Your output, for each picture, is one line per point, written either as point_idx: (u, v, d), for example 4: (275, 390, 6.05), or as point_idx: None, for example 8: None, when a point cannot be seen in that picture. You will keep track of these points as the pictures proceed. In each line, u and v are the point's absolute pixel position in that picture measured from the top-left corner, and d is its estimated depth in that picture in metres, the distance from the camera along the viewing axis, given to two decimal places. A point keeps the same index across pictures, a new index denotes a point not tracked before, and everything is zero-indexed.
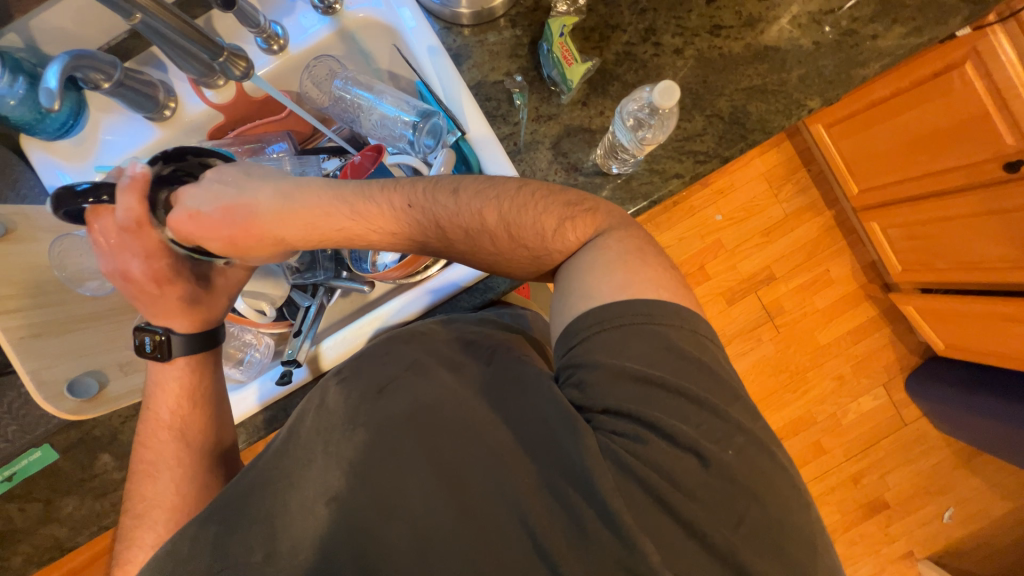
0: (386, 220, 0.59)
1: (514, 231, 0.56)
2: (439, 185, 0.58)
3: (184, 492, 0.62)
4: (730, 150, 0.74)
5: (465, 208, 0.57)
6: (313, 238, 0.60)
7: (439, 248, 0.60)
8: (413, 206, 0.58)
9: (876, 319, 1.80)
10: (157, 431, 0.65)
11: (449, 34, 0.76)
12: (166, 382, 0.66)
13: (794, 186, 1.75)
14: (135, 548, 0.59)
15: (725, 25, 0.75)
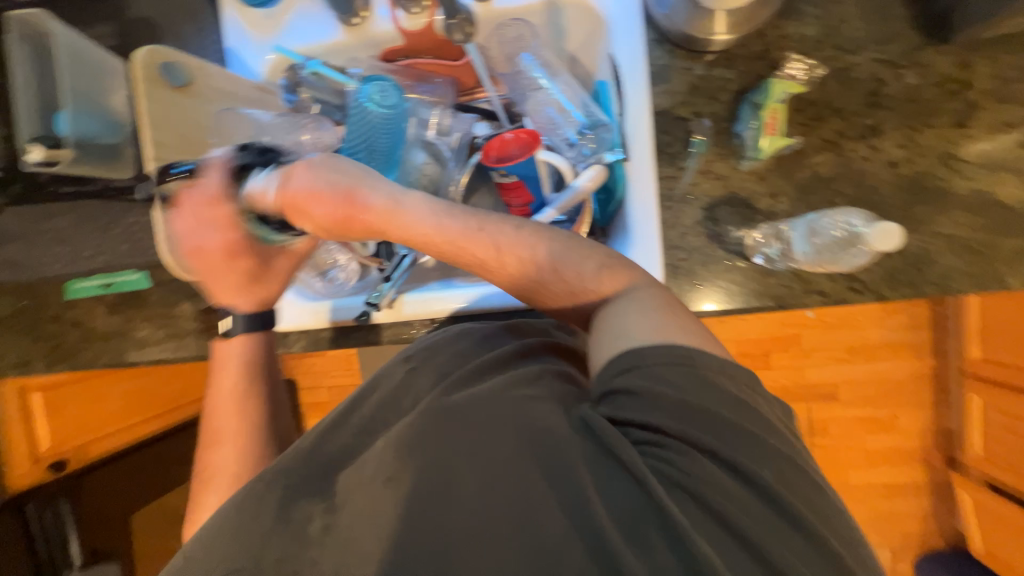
0: (474, 251, 0.57)
1: (559, 289, 0.57)
2: (516, 232, 0.57)
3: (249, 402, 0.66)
4: (893, 292, 0.66)
5: (527, 266, 0.57)
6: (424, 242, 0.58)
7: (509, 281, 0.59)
8: (483, 259, 0.57)
9: (920, 487, 1.65)
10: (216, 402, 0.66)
11: (657, 48, 0.70)
12: (228, 359, 0.68)
13: (907, 319, 1.58)
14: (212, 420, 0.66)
15: (962, 158, 0.65)
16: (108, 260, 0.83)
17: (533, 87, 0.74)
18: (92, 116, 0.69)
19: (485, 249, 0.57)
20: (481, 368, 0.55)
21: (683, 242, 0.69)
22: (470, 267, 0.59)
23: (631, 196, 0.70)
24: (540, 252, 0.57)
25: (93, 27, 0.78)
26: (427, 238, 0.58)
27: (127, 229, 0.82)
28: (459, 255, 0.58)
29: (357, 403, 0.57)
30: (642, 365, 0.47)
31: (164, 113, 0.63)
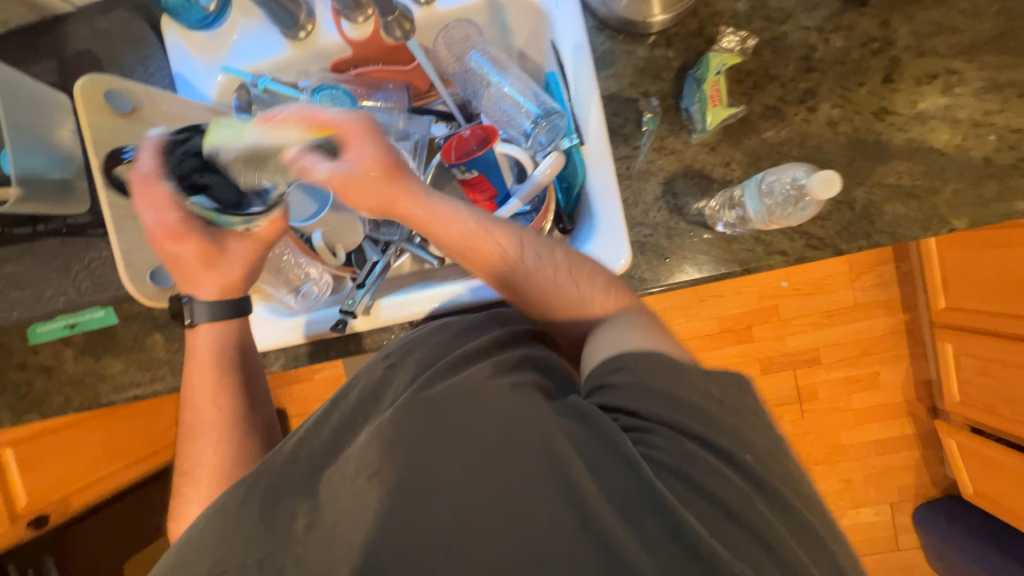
0: (485, 246, 0.61)
1: (568, 296, 0.61)
2: (532, 242, 0.62)
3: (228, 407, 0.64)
4: (848, 245, 0.69)
5: (542, 268, 0.61)
6: (442, 234, 0.62)
7: (514, 281, 0.61)
8: (504, 250, 0.61)
9: (909, 439, 1.70)
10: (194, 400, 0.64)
11: (599, 35, 0.73)
12: (200, 348, 0.66)
13: (875, 278, 1.63)
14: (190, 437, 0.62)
15: (894, 112, 0.68)
16: (71, 300, 0.81)
17: (484, 83, 0.76)
18: (39, 152, 0.68)
19: (510, 244, 0.61)
20: (465, 366, 0.55)
21: (646, 218, 0.71)
22: (487, 260, 0.62)
23: (591, 179, 0.72)
24: (558, 257, 0.62)
25: (34, 65, 0.77)
26: (455, 230, 0.61)
27: (88, 266, 0.80)
28: (469, 247, 0.62)
29: (336, 410, 0.55)
30: (631, 367, 0.51)
31: (112, 140, 0.63)
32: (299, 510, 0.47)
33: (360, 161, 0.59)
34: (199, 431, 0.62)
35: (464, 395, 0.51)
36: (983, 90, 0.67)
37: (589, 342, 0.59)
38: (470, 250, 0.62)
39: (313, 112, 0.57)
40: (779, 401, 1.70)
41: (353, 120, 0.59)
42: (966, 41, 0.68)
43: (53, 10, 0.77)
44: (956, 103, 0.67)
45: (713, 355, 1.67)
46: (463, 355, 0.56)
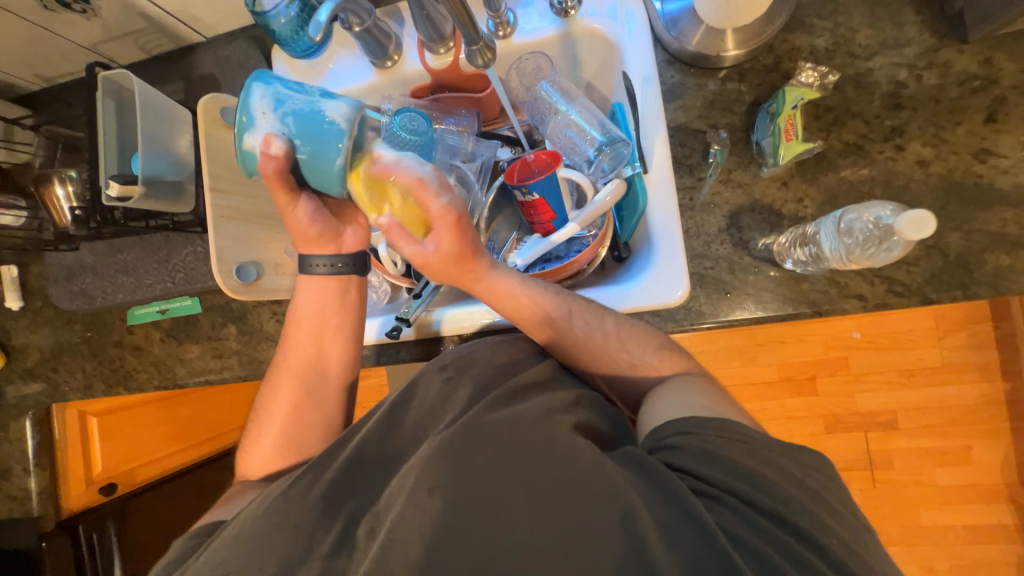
0: (546, 306, 0.63)
1: (619, 359, 0.62)
2: (591, 307, 0.64)
3: (309, 385, 0.69)
4: (939, 294, 0.62)
5: (593, 334, 0.62)
6: (504, 296, 0.64)
7: (571, 343, 0.62)
8: (552, 318, 0.63)
9: (1009, 529, 1.45)
10: (288, 369, 0.70)
11: (669, 68, 0.74)
12: (303, 319, 0.70)
13: (968, 338, 1.46)
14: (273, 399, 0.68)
15: (998, 153, 0.62)
16: (165, 288, 0.90)
17: (552, 112, 0.79)
18: (162, 158, 0.78)
19: (566, 309, 0.63)
20: (522, 391, 0.56)
21: (709, 250, 0.69)
22: (539, 329, 0.63)
23: (652, 208, 0.70)
24: (607, 323, 0.62)
25: (167, 87, 0.91)
26: (509, 298, 0.63)
27: (184, 259, 0.90)
28: (529, 308, 0.63)
29: (390, 405, 0.57)
30: (698, 432, 0.49)
31: (221, 150, 0.71)
32: None
33: (441, 250, 0.60)
34: (277, 384, 0.69)
35: (524, 417, 0.52)
36: None
37: (644, 406, 0.59)
38: (531, 311, 0.63)
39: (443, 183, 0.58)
40: (846, 465, 1.52)
41: (446, 214, 0.58)
42: None
43: (187, 40, 0.90)
44: None
45: (770, 405, 1.55)
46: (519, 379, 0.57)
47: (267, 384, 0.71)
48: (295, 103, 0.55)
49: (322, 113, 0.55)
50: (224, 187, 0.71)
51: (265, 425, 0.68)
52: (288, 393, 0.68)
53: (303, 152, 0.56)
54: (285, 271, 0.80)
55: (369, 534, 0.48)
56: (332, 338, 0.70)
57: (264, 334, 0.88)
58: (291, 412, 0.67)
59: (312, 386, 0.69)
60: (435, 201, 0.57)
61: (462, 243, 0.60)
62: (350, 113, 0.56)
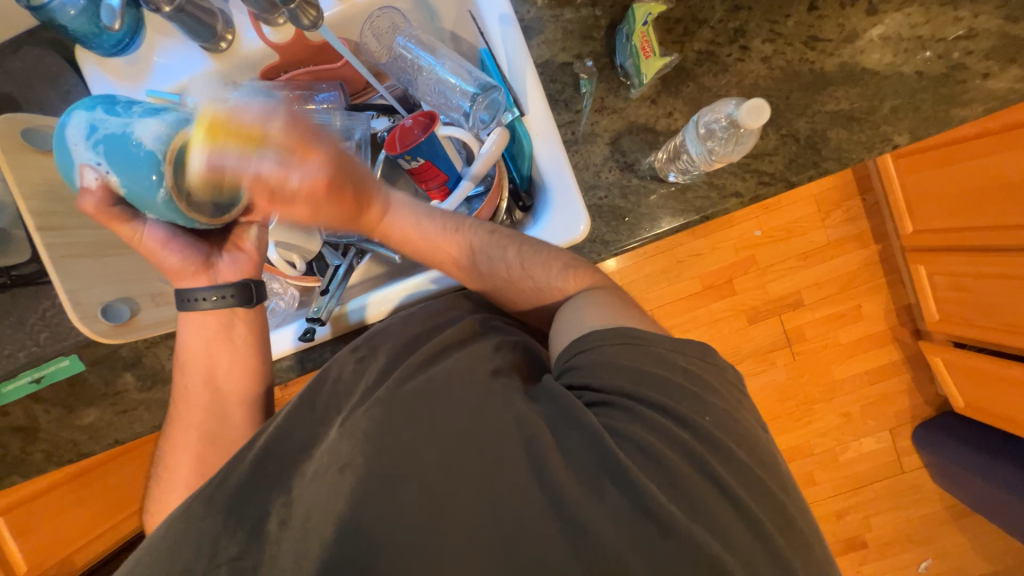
0: (448, 248, 0.63)
1: (527, 288, 0.61)
2: (492, 238, 0.62)
3: (206, 420, 0.63)
4: (798, 176, 0.69)
5: (497, 269, 0.61)
6: (406, 244, 0.64)
7: (479, 278, 0.63)
8: (457, 262, 0.63)
9: (897, 363, 1.74)
10: (188, 402, 0.64)
11: (524, 3, 0.72)
12: (195, 349, 0.64)
13: (844, 213, 1.66)
14: (172, 442, 0.62)
15: (823, 38, 0.69)
16: (32, 353, 0.78)
17: (417, 69, 0.75)
18: None
19: (463, 248, 0.62)
20: (435, 351, 0.55)
21: (599, 180, 0.71)
22: (450, 271, 0.64)
23: (539, 152, 0.70)
24: (510, 256, 0.61)
25: None
26: (412, 244, 0.64)
27: (43, 315, 0.77)
28: (432, 254, 0.64)
29: (297, 401, 0.54)
30: (597, 345, 0.50)
31: (36, 179, 0.60)
32: (281, 512, 0.47)
33: (314, 216, 0.55)
34: (176, 436, 0.62)
35: (440, 379, 0.51)
36: (906, 4, 0.68)
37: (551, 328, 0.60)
38: (434, 256, 0.64)
39: (310, 131, 0.50)
40: (769, 347, 1.72)
41: (310, 185, 0.50)
42: None
43: None
44: (883, 22, 0.68)
45: (699, 313, 1.69)
46: (430, 344, 0.56)
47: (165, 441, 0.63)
48: (105, 127, 0.48)
49: (131, 136, 0.48)
50: (57, 222, 0.61)
51: (162, 475, 0.61)
52: (191, 444, 0.61)
53: (118, 181, 0.50)
54: (168, 300, 0.72)
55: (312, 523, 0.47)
56: (227, 366, 0.65)
57: (169, 373, 0.80)
58: (199, 462, 0.60)
59: (215, 420, 0.63)
60: (285, 177, 0.49)
61: (337, 207, 0.55)
62: (157, 133, 0.48)
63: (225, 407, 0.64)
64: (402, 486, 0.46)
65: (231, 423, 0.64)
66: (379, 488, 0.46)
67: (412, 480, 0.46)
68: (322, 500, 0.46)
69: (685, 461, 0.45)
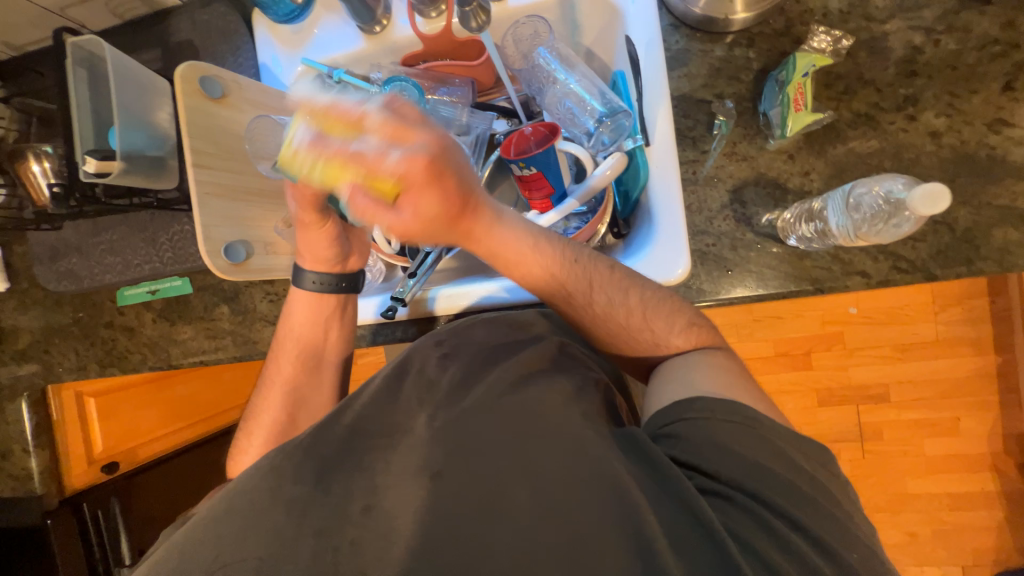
0: (569, 281, 0.59)
1: (641, 335, 0.59)
2: (613, 280, 0.59)
3: (291, 379, 0.73)
4: (944, 270, 0.61)
5: (614, 313, 0.59)
6: (519, 272, 0.58)
7: (592, 317, 0.60)
8: (572, 296, 0.59)
9: (991, 496, 1.50)
10: (279, 367, 0.73)
11: (674, 33, 0.69)
12: (290, 326, 0.73)
13: (963, 312, 1.46)
14: (266, 389, 0.74)
15: (1014, 123, 0.60)
16: (154, 268, 0.88)
17: (550, 81, 0.75)
18: (141, 131, 0.75)
19: (579, 287, 0.59)
20: (520, 371, 0.56)
21: (710, 227, 0.67)
22: (559, 302, 0.60)
23: (654, 182, 0.68)
24: (631, 299, 0.59)
25: (143, 54, 0.86)
26: (526, 269, 0.58)
27: (171, 238, 0.87)
28: (547, 286, 0.59)
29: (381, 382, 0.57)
30: (701, 416, 0.49)
31: (202, 123, 0.67)
32: (338, 479, 0.49)
33: (420, 215, 0.48)
34: (269, 390, 0.74)
35: (524, 401, 0.52)
36: None
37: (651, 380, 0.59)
38: (547, 289, 0.59)
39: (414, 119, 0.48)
40: (837, 437, 1.56)
41: (410, 164, 0.45)
42: None
43: (161, 3, 0.85)
44: None
45: (765, 380, 1.57)
46: (512, 364, 0.57)
47: (259, 394, 0.75)
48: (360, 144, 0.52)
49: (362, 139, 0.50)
50: (209, 163, 0.68)
51: (254, 421, 0.72)
52: (281, 399, 0.72)
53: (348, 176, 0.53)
54: (276, 250, 0.78)
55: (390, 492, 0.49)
56: (313, 344, 0.73)
57: (258, 314, 0.87)
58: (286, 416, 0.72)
59: (300, 383, 0.73)
60: (383, 157, 0.45)
61: (442, 204, 0.48)
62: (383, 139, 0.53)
63: (306, 376, 0.74)
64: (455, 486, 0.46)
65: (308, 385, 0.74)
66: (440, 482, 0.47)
67: (475, 491, 0.46)
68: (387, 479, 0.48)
69: (777, 564, 0.40)
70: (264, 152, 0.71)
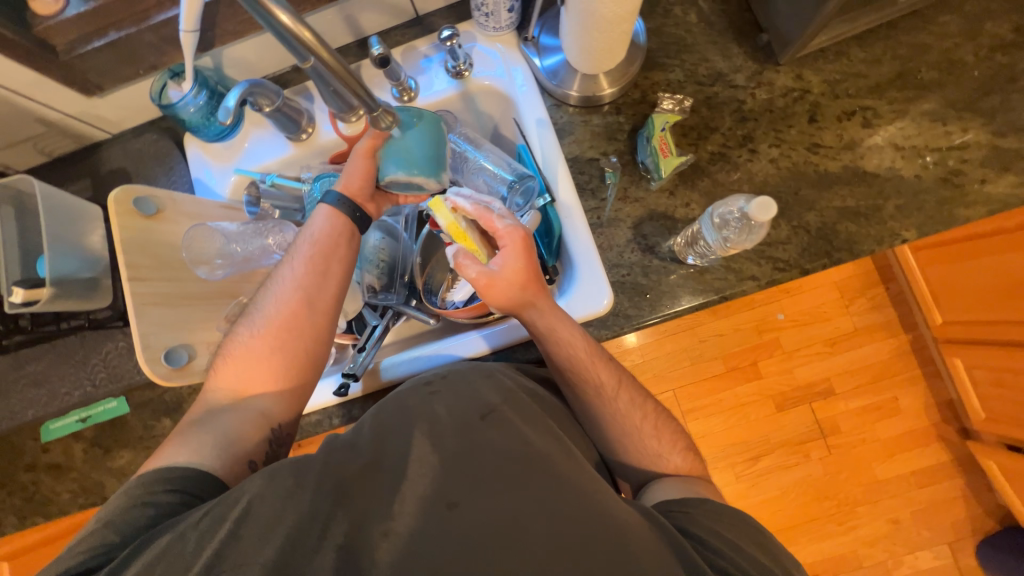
0: (604, 372, 0.65)
1: (646, 446, 0.65)
2: (633, 387, 0.67)
3: (292, 317, 0.66)
4: (812, 264, 0.74)
5: (630, 416, 0.65)
6: (563, 352, 0.64)
7: (612, 416, 0.65)
8: (603, 390, 0.65)
9: (948, 465, 1.60)
10: (280, 292, 0.67)
11: (558, 110, 0.84)
12: (299, 254, 0.69)
13: (867, 301, 1.66)
14: (256, 321, 0.67)
15: (825, 145, 0.77)
16: (84, 394, 0.83)
17: (464, 159, 0.85)
18: (73, 256, 0.76)
19: (609, 383, 0.65)
20: (498, 400, 0.59)
21: (622, 260, 0.77)
22: (587, 394, 0.66)
23: (566, 231, 0.78)
24: (647, 408, 0.67)
25: (73, 185, 0.90)
26: (571, 352, 0.64)
27: (103, 358, 0.84)
28: (583, 374, 0.65)
29: (369, 425, 0.58)
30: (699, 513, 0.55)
31: (139, 239, 0.70)
32: None
33: (506, 268, 0.61)
34: (260, 321, 0.66)
35: (500, 436, 0.55)
36: (897, 118, 0.77)
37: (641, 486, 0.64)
38: (579, 378, 0.65)
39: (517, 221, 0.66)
40: (802, 438, 1.63)
41: (513, 232, 0.61)
42: (873, 82, 0.78)
43: (91, 138, 0.90)
44: (879, 133, 0.77)
45: (724, 397, 1.65)
46: (490, 390, 0.60)
47: (248, 321, 0.67)
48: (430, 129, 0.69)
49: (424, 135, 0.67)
50: (145, 274, 0.70)
51: (240, 354, 0.65)
52: (275, 335, 0.65)
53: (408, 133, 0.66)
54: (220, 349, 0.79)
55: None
56: (319, 278, 0.68)
57: None
58: (275, 362, 0.65)
59: (299, 319, 0.66)
60: (498, 221, 0.62)
61: (528, 264, 0.62)
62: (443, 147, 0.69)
63: (308, 319, 0.67)
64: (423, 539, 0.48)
65: (307, 332, 0.67)
66: (415, 539, 0.48)
67: (444, 543, 0.48)
68: (360, 548, 0.48)
69: None
70: (202, 258, 0.74)
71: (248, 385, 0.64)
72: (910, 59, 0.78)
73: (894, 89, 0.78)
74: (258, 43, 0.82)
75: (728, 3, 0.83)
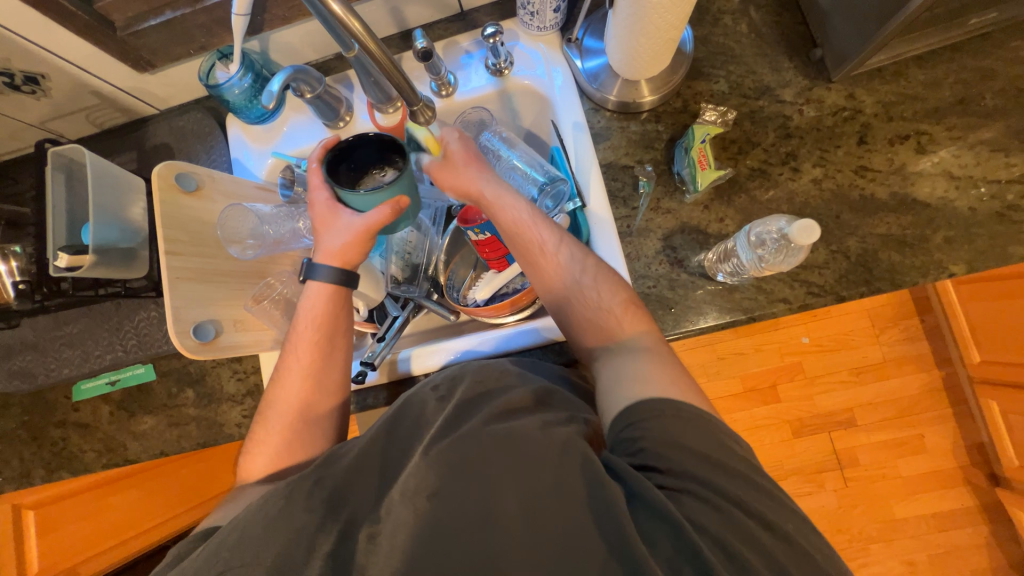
0: (544, 231, 0.67)
1: (591, 299, 0.64)
2: (576, 247, 0.68)
3: (305, 399, 0.68)
4: (849, 291, 0.71)
5: (581, 281, 0.65)
6: (508, 224, 0.68)
7: (564, 284, 0.66)
8: (545, 246, 0.67)
9: (972, 511, 1.52)
10: (288, 376, 0.69)
11: (595, 115, 0.83)
12: (300, 338, 0.70)
13: (900, 332, 1.59)
14: (271, 408, 0.69)
15: (873, 168, 0.74)
16: (115, 358, 0.86)
17: (497, 158, 0.84)
18: (115, 225, 0.79)
19: (549, 239, 0.67)
20: (510, 393, 0.57)
21: (649, 271, 0.76)
22: (532, 255, 0.67)
23: (596, 238, 0.77)
24: (590, 262, 0.66)
25: (120, 156, 0.93)
26: (512, 213, 0.67)
27: (136, 326, 0.87)
28: (528, 241, 0.67)
29: (380, 430, 0.58)
30: (656, 424, 0.50)
31: (176, 214, 0.72)
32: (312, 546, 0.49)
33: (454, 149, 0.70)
34: (273, 409, 0.69)
35: (507, 427, 0.52)
36: (954, 146, 0.73)
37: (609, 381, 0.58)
38: (531, 252, 0.67)
39: None
40: (817, 467, 1.57)
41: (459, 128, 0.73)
42: (930, 106, 0.74)
43: (140, 113, 0.93)
44: (933, 159, 0.73)
45: (740, 417, 1.61)
46: (502, 389, 0.58)
47: (266, 407, 0.70)
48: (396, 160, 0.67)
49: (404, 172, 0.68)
50: (179, 248, 0.72)
51: (263, 437, 0.68)
52: (290, 416, 0.68)
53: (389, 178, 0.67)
54: (245, 326, 0.80)
55: (375, 539, 0.49)
56: (321, 358, 0.69)
57: (224, 394, 0.86)
58: (296, 439, 0.67)
59: (313, 402, 0.68)
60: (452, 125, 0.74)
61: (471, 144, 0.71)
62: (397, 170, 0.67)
63: (321, 399, 0.69)
64: (427, 535, 0.47)
65: (323, 409, 0.69)
66: (424, 528, 0.48)
67: (450, 542, 0.47)
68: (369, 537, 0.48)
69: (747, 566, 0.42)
70: (235, 237, 0.76)
71: (272, 462, 0.66)
72: (973, 85, 0.74)
73: (954, 114, 0.74)
74: (305, 29, 0.84)
75: (782, 15, 0.81)
